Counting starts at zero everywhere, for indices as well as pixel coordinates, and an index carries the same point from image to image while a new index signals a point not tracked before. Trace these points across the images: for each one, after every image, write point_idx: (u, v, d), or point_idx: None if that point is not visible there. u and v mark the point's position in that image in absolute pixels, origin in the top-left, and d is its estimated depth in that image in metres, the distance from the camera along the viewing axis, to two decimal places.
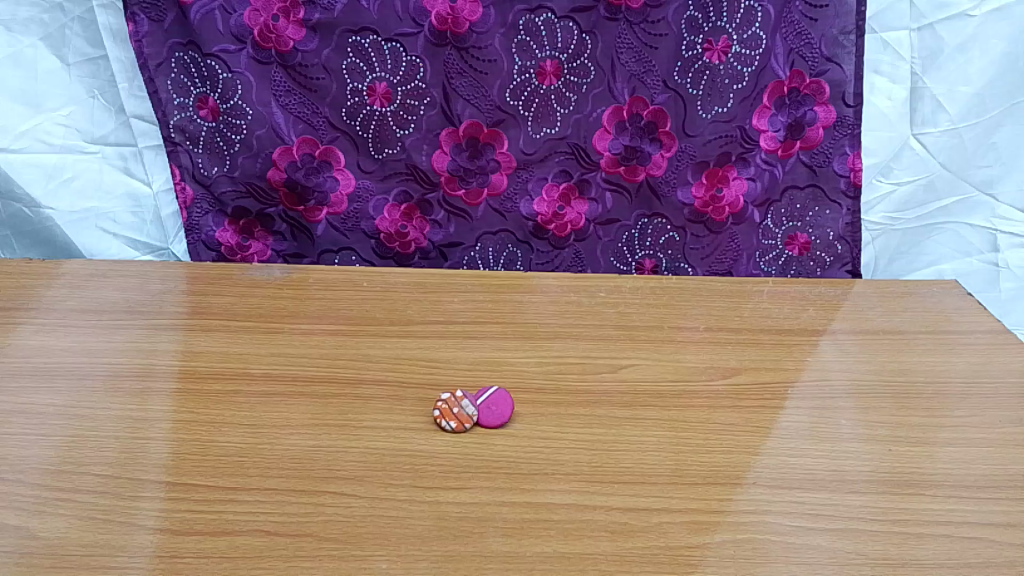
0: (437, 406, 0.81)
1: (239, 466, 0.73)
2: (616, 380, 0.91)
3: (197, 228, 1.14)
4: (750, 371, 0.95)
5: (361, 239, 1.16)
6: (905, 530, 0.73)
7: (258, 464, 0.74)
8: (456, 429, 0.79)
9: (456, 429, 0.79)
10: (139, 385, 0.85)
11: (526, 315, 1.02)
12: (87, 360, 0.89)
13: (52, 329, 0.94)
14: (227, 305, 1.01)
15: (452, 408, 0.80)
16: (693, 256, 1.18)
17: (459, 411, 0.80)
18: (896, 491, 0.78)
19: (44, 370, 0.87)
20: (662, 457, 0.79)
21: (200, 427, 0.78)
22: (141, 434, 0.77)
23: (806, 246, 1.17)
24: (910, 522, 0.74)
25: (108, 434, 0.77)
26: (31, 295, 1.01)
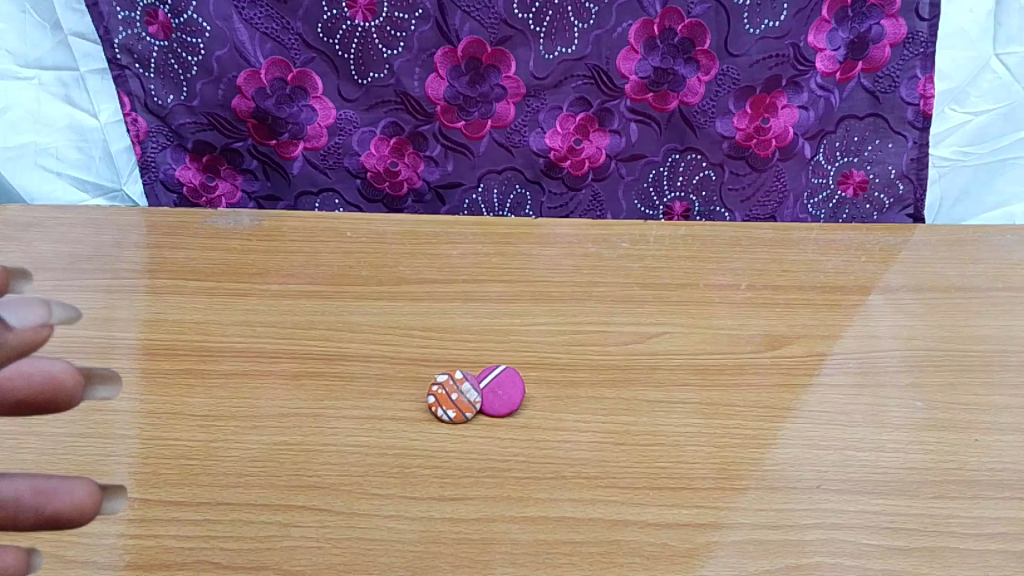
0: (432, 391, 0.66)
1: (187, 472, 0.60)
2: (645, 354, 0.76)
3: (154, 166, 0.99)
4: (803, 339, 0.80)
5: (344, 178, 1.00)
6: (1007, 550, 0.59)
7: (210, 469, 0.60)
8: (455, 419, 0.65)
9: (455, 420, 0.65)
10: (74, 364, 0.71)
11: (538, 272, 0.86)
12: None
13: None
14: (186, 261, 0.86)
15: (450, 394, 0.66)
16: (731, 198, 1.01)
17: (459, 399, 0.66)
18: (990, 494, 0.64)
19: None
20: (702, 453, 0.65)
21: (143, 421, 0.64)
22: (72, 431, 0.63)
23: (862, 186, 1.00)
24: (1010, 538, 0.60)
25: (31, 429, 0.63)
26: None
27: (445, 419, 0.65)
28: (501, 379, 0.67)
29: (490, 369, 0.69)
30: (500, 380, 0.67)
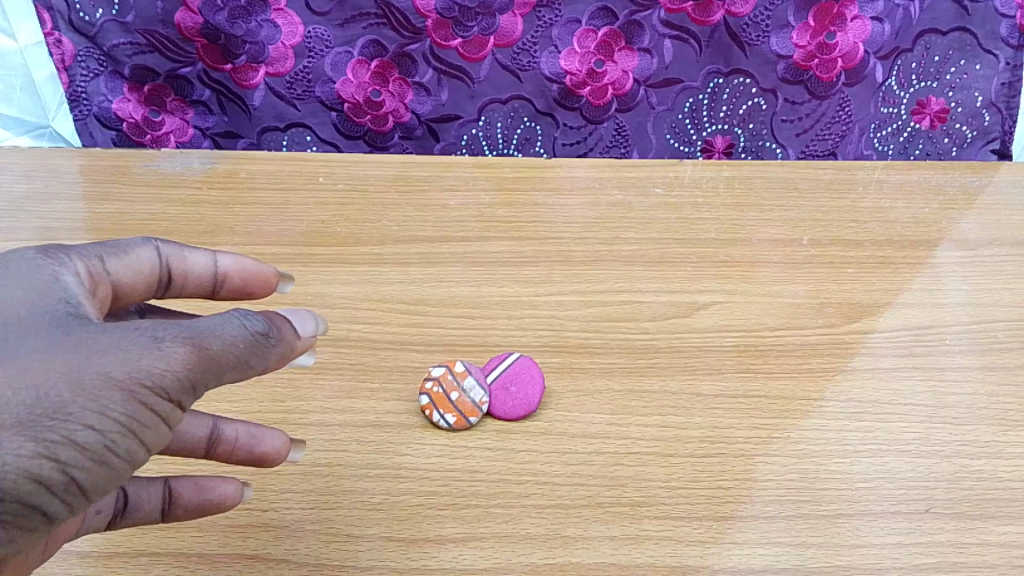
0: (425, 389, 0.52)
1: None
2: (691, 331, 0.61)
3: (86, 98, 0.82)
4: (886, 308, 0.64)
5: (316, 110, 0.82)
6: None
7: None
8: (456, 425, 0.51)
9: (456, 427, 0.51)
10: None
11: (554, 226, 0.70)
12: None
13: None
14: (118, 215, 0.69)
15: (448, 394, 0.51)
16: (784, 132, 0.84)
17: (462, 398, 0.51)
18: None
19: None
20: (775, 467, 0.50)
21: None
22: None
23: (941, 116, 0.84)
24: None
25: None
26: None
27: (444, 425, 0.51)
28: (514, 371, 0.53)
29: (496, 357, 0.55)
30: (512, 371, 0.53)
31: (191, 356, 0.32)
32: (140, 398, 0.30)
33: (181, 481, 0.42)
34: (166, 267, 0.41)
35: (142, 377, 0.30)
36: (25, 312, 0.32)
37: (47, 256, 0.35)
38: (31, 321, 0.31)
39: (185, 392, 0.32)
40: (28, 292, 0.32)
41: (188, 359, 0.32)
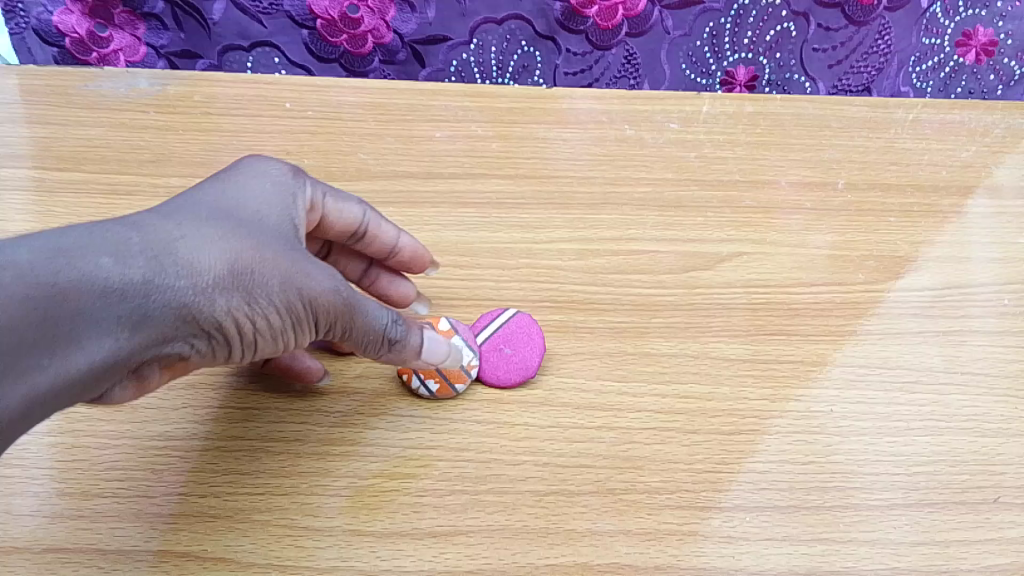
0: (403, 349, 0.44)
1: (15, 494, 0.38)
2: (713, 285, 0.52)
3: (21, 9, 0.71)
4: (932, 262, 0.56)
5: (284, 28, 0.72)
6: None
7: (50, 490, 0.38)
8: (439, 394, 0.43)
9: (438, 392, 0.43)
10: None
11: (555, 163, 0.62)
12: None
13: None
14: (49, 141, 0.60)
15: None
16: (815, 62, 0.74)
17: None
18: None
19: None
20: (817, 448, 0.42)
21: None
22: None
23: (989, 50, 0.74)
24: None
25: None
26: None
27: (426, 394, 0.43)
28: (511, 333, 0.45)
29: (490, 316, 0.47)
30: (509, 333, 0.46)
31: (364, 315, 0.39)
32: (313, 320, 0.37)
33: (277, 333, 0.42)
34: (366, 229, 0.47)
35: (317, 299, 0.37)
36: (263, 208, 0.38)
37: (293, 176, 0.42)
38: (265, 219, 0.38)
39: (346, 334, 0.39)
40: (262, 192, 0.39)
41: (359, 314, 0.38)
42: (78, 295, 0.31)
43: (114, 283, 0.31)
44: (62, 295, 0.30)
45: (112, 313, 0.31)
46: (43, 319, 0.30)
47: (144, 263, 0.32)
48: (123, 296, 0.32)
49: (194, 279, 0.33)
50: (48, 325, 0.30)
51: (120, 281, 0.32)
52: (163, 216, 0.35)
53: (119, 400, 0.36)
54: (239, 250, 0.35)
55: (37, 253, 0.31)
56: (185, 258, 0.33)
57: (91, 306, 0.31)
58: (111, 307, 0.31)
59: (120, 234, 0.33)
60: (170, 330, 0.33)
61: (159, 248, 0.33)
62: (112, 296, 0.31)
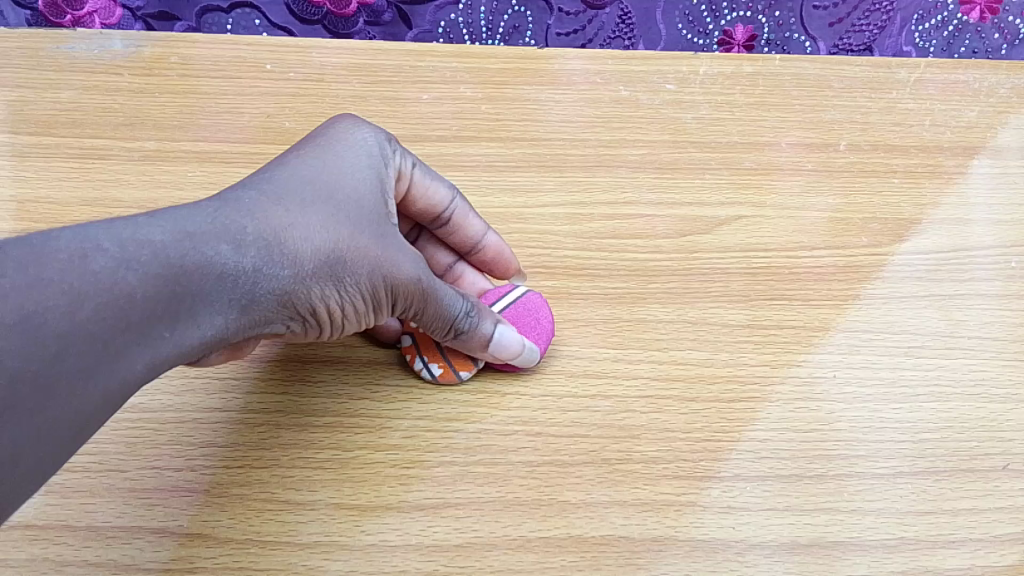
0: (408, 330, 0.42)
1: None
2: (712, 249, 0.50)
3: None
4: (936, 224, 0.54)
5: None
6: None
7: None
8: (443, 379, 0.41)
9: (439, 376, 0.41)
10: None
11: (546, 125, 0.59)
12: None
13: None
14: (19, 104, 0.57)
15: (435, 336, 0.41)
16: (815, 21, 0.72)
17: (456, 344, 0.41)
18: None
19: None
20: (821, 415, 0.41)
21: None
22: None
23: (993, 7, 0.72)
24: None
25: None
26: None
27: (427, 377, 0.41)
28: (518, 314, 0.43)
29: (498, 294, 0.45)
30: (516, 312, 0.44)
31: (440, 303, 0.38)
32: (398, 306, 0.38)
33: None
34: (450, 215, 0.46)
35: (399, 287, 0.37)
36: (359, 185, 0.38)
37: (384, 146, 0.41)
38: (365, 199, 0.37)
39: (421, 321, 0.39)
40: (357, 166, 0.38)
41: (436, 303, 0.38)
42: (195, 278, 0.31)
43: (230, 269, 0.32)
44: (185, 280, 0.31)
45: (226, 296, 0.32)
46: (166, 302, 0.30)
47: (259, 249, 0.33)
48: (236, 280, 0.32)
49: (295, 265, 0.34)
50: (169, 307, 0.31)
51: (235, 266, 0.32)
52: (272, 192, 0.35)
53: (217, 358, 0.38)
54: (339, 237, 0.35)
55: (167, 235, 0.31)
56: (292, 246, 0.34)
57: (210, 289, 0.32)
58: (225, 292, 0.32)
59: (237, 216, 0.33)
60: (272, 311, 0.34)
61: (271, 232, 0.33)
62: (228, 280, 0.32)
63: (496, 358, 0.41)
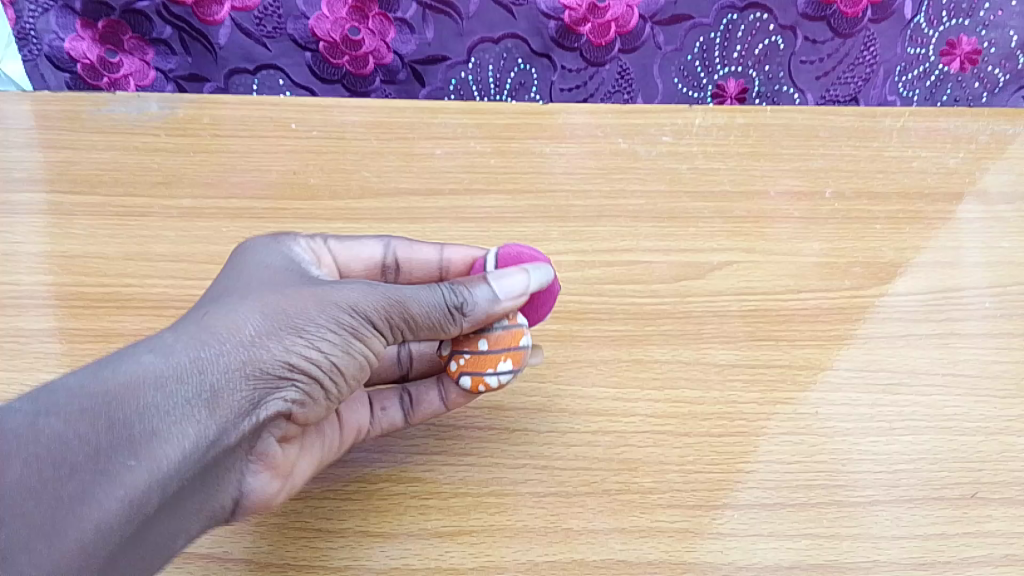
0: (451, 366, 0.44)
1: None
2: (705, 293, 0.54)
3: (35, 36, 0.74)
4: (915, 267, 0.58)
5: (289, 51, 0.75)
6: None
7: None
8: (518, 363, 0.43)
9: (514, 366, 0.43)
10: None
11: (551, 177, 0.64)
12: None
13: None
14: (67, 166, 0.63)
15: (476, 348, 0.43)
16: (802, 74, 0.76)
17: (496, 338, 0.43)
18: None
19: None
20: (803, 448, 0.45)
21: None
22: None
23: (972, 58, 0.77)
24: None
25: None
26: None
27: (510, 378, 0.43)
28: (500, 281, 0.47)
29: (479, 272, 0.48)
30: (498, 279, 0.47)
31: (416, 299, 0.40)
32: (368, 326, 0.39)
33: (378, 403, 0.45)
34: (395, 258, 0.49)
35: (358, 307, 0.39)
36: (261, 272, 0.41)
37: (280, 241, 0.44)
38: (271, 278, 0.40)
39: (407, 328, 0.41)
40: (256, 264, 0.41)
41: (410, 301, 0.40)
42: (133, 391, 0.32)
43: (166, 371, 0.33)
44: (127, 403, 0.32)
45: (182, 402, 0.33)
46: (118, 428, 0.32)
47: (185, 345, 0.34)
48: (182, 382, 0.33)
49: (232, 344, 0.35)
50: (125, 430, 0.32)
51: (176, 373, 0.34)
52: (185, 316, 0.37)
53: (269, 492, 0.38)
54: (259, 306, 0.37)
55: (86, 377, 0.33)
56: (217, 329, 0.36)
57: (161, 400, 0.33)
58: (175, 394, 0.33)
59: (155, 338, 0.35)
60: (245, 396, 0.35)
61: (190, 332, 0.35)
62: (171, 381, 0.33)
63: (518, 300, 0.43)
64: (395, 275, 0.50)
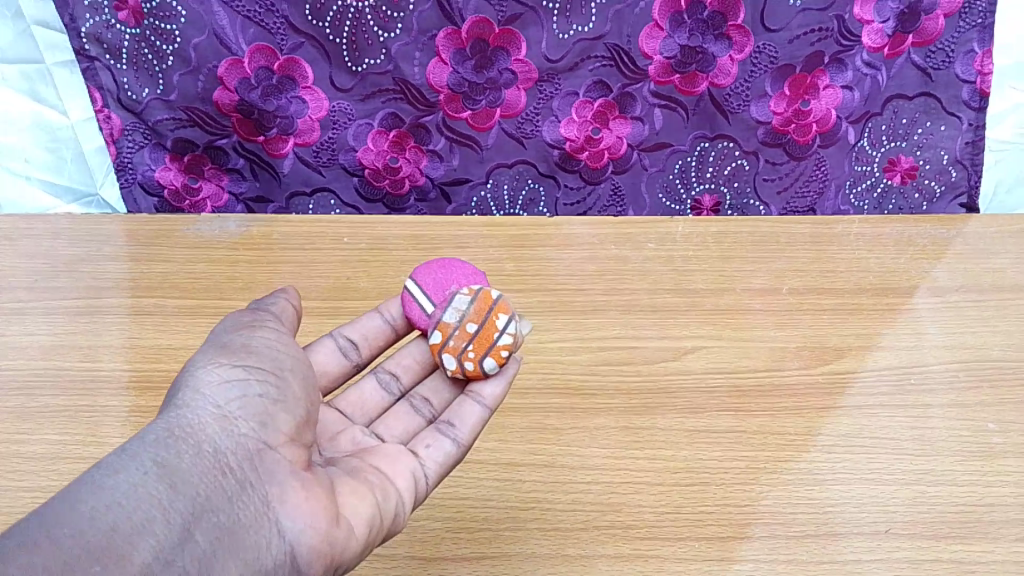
0: (470, 359, 0.59)
1: None
2: (679, 373, 0.67)
3: (131, 167, 0.90)
4: (857, 351, 0.70)
5: (340, 176, 0.91)
6: None
7: None
8: (503, 313, 0.62)
9: (504, 317, 0.62)
10: (64, 409, 0.66)
11: (555, 277, 0.78)
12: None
13: None
14: (167, 277, 0.78)
15: (472, 334, 0.60)
16: (766, 190, 0.91)
17: (480, 318, 0.61)
18: None
19: None
20: (751, 494, 0.57)
21: None
22: (54, 484, 0.60)
23: (911, 173, 0.91)
24: None
25: (23, 495, 0.59)
26: None
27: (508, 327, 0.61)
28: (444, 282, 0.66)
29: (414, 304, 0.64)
30: (448, 285, 0.66)
31: (266, 338, 0.49)
32: (250, 369, 0.46)
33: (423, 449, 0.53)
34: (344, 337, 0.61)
35: (235, 360, 0.46)
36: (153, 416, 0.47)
37: None
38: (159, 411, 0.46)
39: (286, 358, 0.49)
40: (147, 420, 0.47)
41: (264, 341, 0.49)
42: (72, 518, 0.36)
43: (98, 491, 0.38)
44: (68, 533, 0.35)
45: (125, 510, 0.37)
46: (73, 549, 0.35)
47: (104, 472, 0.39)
48: (112, 497, 0.38)
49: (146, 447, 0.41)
50: (81, 552, 0.35)
51: (105, 493, 0.38)
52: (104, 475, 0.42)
53: (308, 526, 0.43)
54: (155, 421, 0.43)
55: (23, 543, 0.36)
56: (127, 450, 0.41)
57: (102, 517, 0.37)
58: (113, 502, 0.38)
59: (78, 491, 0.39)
60: (184, 479, 0.40)
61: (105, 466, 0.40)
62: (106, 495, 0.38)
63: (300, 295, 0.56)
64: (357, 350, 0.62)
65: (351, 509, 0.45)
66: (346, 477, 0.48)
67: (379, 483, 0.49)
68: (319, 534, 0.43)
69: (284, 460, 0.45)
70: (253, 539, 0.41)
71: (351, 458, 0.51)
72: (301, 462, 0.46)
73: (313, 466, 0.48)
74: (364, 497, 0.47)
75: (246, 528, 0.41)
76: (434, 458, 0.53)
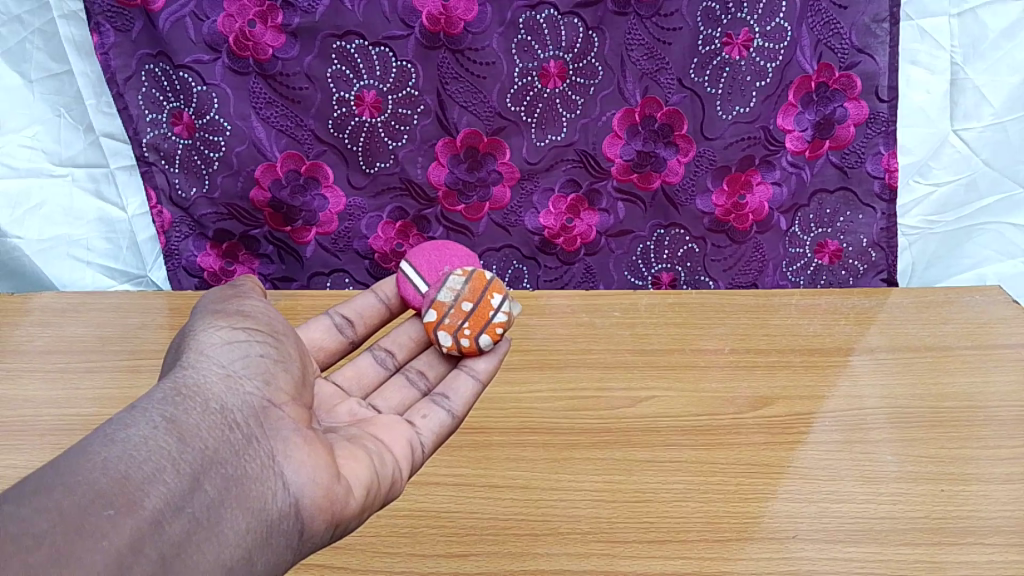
0: (467, 331, 0.77)
1: None
2: (632, 415, 0.81)
3: (177, 254, 1.06)
4: (782, 399, 0.85)
5: (354, 259, 1.08)
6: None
7: None
8: (495, 292, 0.81)
9: (495, 295, 0.80)
10: None
11: (534, 340, 0.93)
12: (69, 418, 0.84)
13: (36, 377, 0.90)
14: None
15: (468, 310, 0.78)
16: (714, 267, 1.08)
17: (475, 297, 0.79)
18: (939, 531, 0.71)
19: (27, 426, 0.83)
20: (688, 508, 0.71)
21: None
22: None
23: (837, 255, 1.07)
24: (944, 565, 0.68)
25: None
26: (16, 339, 0.97)
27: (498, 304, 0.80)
28: (438, 264, 0.86)
29: (404, 286, 0.83)
30: (441, 264, 0.85)
31: (254, 319, 0.63)
32: (241, 349, 0.60)
33: (423, 419, 0.70)
34: (338, 313, 0.79)
35: (228, 340, 0.60)
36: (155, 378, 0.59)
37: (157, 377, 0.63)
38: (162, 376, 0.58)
39: (270, 338, 0.63)
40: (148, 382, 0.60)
41: (251, 322, 0.63)
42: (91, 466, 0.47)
43: (111, 443, 0.49)
44: (83, 480, 0.46)
45: (135, 463, 0.49)
46: (90, 495, 0.46)
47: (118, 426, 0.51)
48: (127, 449, 0.49)
49: (154, 408, 0.53)
50: (103, 493, 0.46)
51: (118, 448, 0.49)
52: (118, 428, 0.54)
53: (304, 480, 0.55)
54: (162, 386, 0.55)
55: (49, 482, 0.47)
56: (137, 408, 0.53)
57: (114, 468, 0.48)
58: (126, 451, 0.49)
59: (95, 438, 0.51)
60: (190, 431, 0.52)
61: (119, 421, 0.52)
62: (121, 446, 0.49)
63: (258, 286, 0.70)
64: (350, 326, 0.79)
65: (355, 474, 0.59)
66: (351, 447, 0.62)
67: (377, 451, 0.63)
68: (320, 490, 0.56)
69: (281, 424, 0.58)
70: (257, 491, 0.53)
71: (356, 429, 0.66)
72: (300, 425, 0.59)
73: (320, 433, 0.62)
74: (361, 463, 0.61)
75: (248, 480, 0.53)
76: (430, 426, 0.70)
